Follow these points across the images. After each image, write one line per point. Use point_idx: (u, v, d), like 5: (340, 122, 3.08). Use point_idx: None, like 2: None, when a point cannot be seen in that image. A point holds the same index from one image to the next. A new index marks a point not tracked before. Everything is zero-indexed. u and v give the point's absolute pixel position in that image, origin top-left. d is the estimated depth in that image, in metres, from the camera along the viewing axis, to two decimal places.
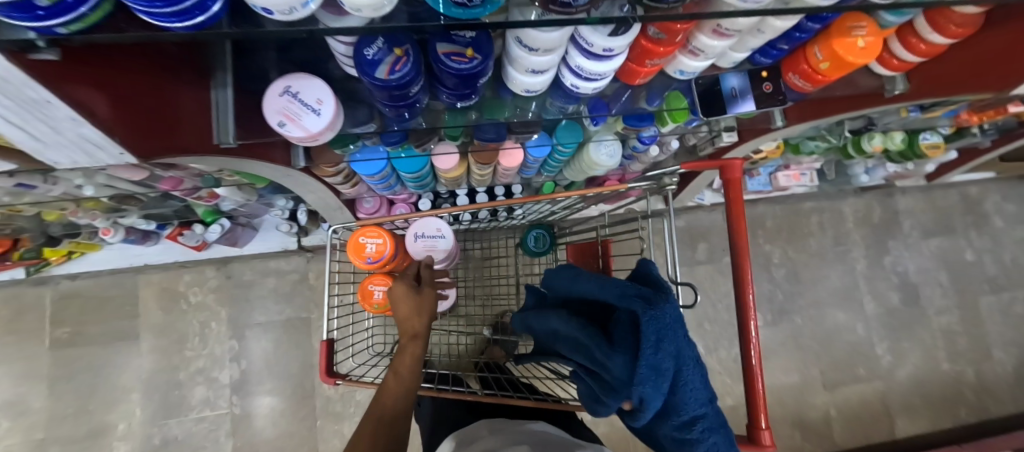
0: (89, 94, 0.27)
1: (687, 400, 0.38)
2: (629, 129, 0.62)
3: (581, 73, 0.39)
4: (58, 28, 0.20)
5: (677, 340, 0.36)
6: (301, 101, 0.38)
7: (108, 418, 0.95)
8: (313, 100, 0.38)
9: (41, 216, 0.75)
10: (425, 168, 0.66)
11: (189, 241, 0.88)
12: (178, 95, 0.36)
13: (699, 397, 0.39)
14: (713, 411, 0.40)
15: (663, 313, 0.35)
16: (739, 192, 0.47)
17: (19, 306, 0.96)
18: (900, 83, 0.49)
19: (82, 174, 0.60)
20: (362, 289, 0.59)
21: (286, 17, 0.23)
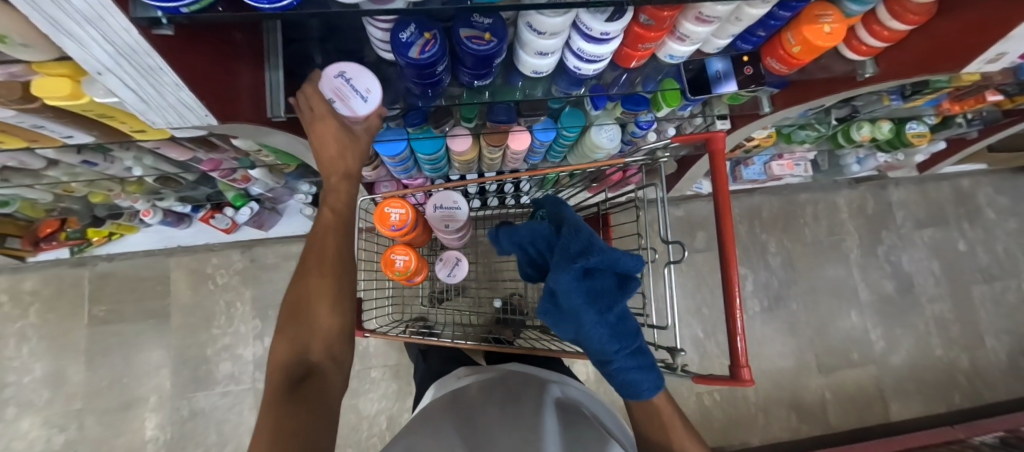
0: (188, 65, 0.33)
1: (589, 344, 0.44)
2: (627, 114, 0.68)
3: (583, 55, 0.45)
4: (182, 9, 0.27)
5: (576, 301, 0.42)
6: (352, 86, 0.44)
7: (139, 391, 1.00)
8: (363, 88, 0.43)
9: (88, 197, 0.83)
10: (441, 151, 0.73)
11: (220, 224, 0.96)
12: (241, 73, 0.42)
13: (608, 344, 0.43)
14: (623, 354, 0.44)
15: (562, 276, 0.41)
16: (724, 162, 0.50)
17: (57, 285, 1.02)
18: (870, 67, 0.55)
19: (134, 154, 0.67)
20: (385, 257, 0.65)
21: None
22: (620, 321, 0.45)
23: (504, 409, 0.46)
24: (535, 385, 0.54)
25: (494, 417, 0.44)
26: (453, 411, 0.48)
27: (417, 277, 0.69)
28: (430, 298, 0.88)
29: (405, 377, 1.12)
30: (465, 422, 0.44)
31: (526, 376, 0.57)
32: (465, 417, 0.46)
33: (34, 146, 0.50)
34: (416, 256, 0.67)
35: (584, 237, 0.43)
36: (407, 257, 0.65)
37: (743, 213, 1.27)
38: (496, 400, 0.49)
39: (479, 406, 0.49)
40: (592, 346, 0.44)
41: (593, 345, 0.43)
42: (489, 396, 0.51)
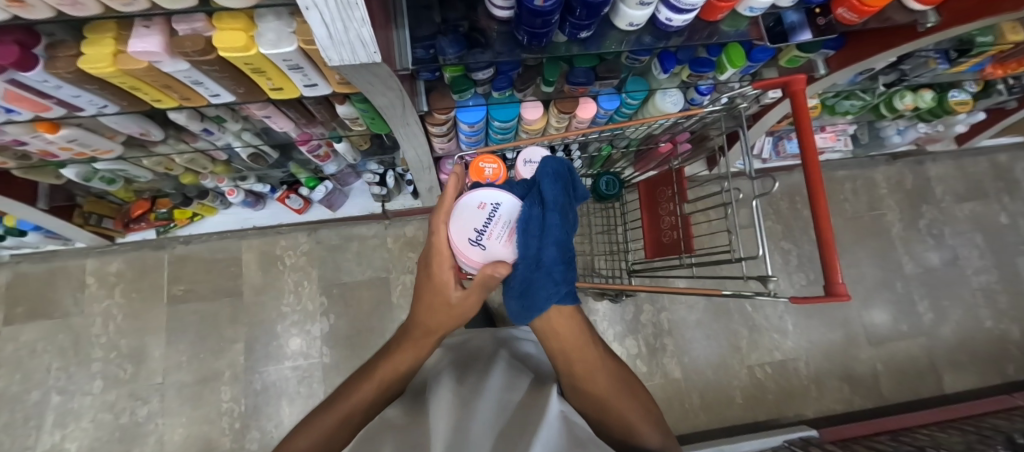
0: None
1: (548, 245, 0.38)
2: (693, 77, 0.73)
3: (678, 5, 0.50)
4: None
5: (557, 208, 0.39)
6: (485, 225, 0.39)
7: (217, 365, 1.07)
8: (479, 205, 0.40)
9: (179, 178, 0.90)
10: (514, 120, 0.78)
11: (293, 204, 1.02)
12: (379, 26, 0.48)
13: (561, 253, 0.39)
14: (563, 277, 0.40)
15: (548, 187, 0.40)
16: (804, 101, 0.55)
17: (142, 267, 1.10)
18: (932, 17, 0.59)
19: (238, 127, 0.73)
20: (474, 165, 0.64)
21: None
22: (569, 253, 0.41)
23: (451, 392, 0.45)
24: (487, 349, 0.61)
25: (451, 370, 0.52)
26: (417, 372, 0.55)
27: None
28: None
29: None
30: (426, 377, 0.52)
31: (486, 342, 0.65)
32: (427, 376, 0.52)
33: (183, 104, 0.57)
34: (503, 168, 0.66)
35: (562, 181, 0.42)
36: (496, 166, 0.64)
37: (783, 189, 1.31)
38: (448, 361, 0.56)
39: (435, 367, 0.55)
40: (540, 257, 0.38)
41: (547, 256, 0.38)
42: (439, 374, 0.51)
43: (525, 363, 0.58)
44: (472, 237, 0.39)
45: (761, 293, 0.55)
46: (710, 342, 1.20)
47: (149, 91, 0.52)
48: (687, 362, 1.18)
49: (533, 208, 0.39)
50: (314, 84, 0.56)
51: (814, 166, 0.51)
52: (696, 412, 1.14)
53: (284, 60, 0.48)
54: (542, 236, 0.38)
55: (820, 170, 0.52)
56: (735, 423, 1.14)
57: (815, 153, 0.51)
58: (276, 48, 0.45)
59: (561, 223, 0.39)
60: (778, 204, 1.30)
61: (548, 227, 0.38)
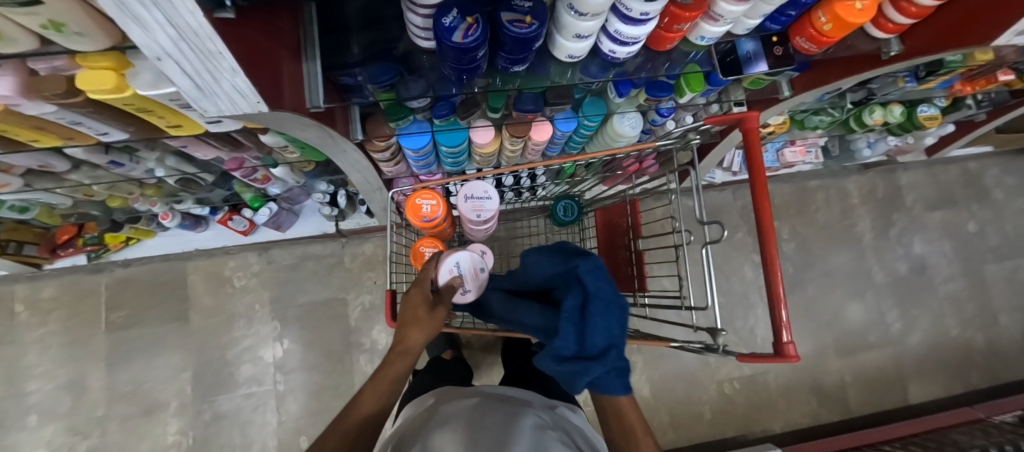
0: (240, 46, 0.33)
1: (594, 330, 0.45)
2: (651, 100, 0.69)
3: (619, 37, 0.46)
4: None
5: (603, 299, 0.46)
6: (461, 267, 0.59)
7: (162, 396, 1.01)
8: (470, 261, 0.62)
9: (105, 202, 0.82)
10: (464, 144, 0.73)
11: (238, 226, 0.96)
12: (286, 63, 0.42)
13: (607, 340, 0.45)
14: (610, 358, 0.45)
15: (597, 279, 0.46)
16: (757, 141, 0.51)
17: (77, 292, 1.03)
18: (895, 45, 0.56)
19: (157, 155, 0.66)
20: (410, 202, 0.60)
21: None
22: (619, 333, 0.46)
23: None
24: (516, 403, 0.58)
25: (487, 419, 0.49)
26: (439, 413, 0.54)
27: None
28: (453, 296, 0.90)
29: None
30: (439, 426, 0.48)
31: (506, 398, 0.59)
32: (440, 424, 0.49)
33: (68, 142, 0.51)
34: (444, 202, 0.62)
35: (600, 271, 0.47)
36: (435, 202, 0.60)
37: None
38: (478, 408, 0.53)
39: (455, 411, 0.52)
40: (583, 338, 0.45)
41: (591, 338, 0.45)
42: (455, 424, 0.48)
43: (559, 429, 0.53)
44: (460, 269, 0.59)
45: (710, 347, 0.51)
46: (680, 358, 1.18)
47: (20, 132, 0.45)
48: (657, 378, 1.17)
49: (573, 299, 0.46)
50: (218, 121, 0.49)
51: (763, 198, 0.48)
52: (665, 429, 1.13)
53: (171, 99, 0.42)
54: (586, 322, 0.45)
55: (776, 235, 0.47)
56: (704, 439, 1.14)
57: (772, 217, 0.47)
58: (155, 88, 0.39)
59: (605, 309, 0.45)
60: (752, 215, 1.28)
61: (592, 317, 0.45)
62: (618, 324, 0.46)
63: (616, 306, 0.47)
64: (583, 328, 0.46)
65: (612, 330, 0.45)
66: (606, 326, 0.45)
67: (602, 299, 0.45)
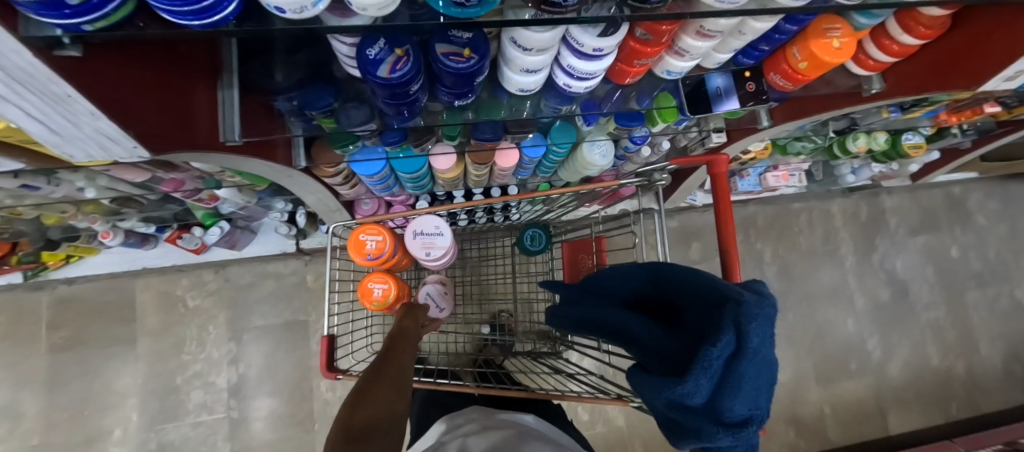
0: (105, 87, 0.28)
1: (739, 398, 0.30)
2: (621, 129, 0.65)
3: (574, 72, 0.41)
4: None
5: (759, 355, 0.31)
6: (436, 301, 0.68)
7: (104, 424, 0.94)
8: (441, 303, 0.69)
9: (38, 221, 0.76)
10: (423, 169, 0.68)
11: (188, 245, 0.90)
12: (191, 93, 0.38)
13: (750, 409, 0.31)
14: (745, 433, 0.31)
15: (761, 324, 0.32)
16: (726, 185, 0.47)
17: (14, 311, 0.96)
18: (876, 83, 0.54)
19: (84, 176, 0.61)
20: (353, 238, 0.55)
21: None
22: (763, 401, 0.32)
23: None
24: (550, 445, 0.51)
25: None
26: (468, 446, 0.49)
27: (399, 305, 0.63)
28: None
29: None
30: None
31: (539, 436, 0.54)
32: None
33: None
34: (392, 236, 0.57)
35: (765, 318, 0.32)
36: (380, 238, 0.55)
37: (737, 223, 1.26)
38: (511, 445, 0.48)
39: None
40: (720, 400, 0.30)
41: (734, 405, 0.30)
42: None
43: None
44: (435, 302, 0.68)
45: None
46: None
47: None
48: (632, 407, 1.13)
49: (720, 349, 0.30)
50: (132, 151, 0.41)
51: (730, 244, 0.45)
52: None
53: None
54: (735, 384, 0.30)
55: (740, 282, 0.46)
56: None
57: (739, 272, 0.45)
58: None
59: (757, 368, 0.31)
60: None
61: (742, 382, 0.30)
62: (763, 392, 0.32)
63: (766, 367, 0.32)
64: (723, 389, 0.30)
65: (754, 398, 0.31)
66: (753, 391, 0.31)
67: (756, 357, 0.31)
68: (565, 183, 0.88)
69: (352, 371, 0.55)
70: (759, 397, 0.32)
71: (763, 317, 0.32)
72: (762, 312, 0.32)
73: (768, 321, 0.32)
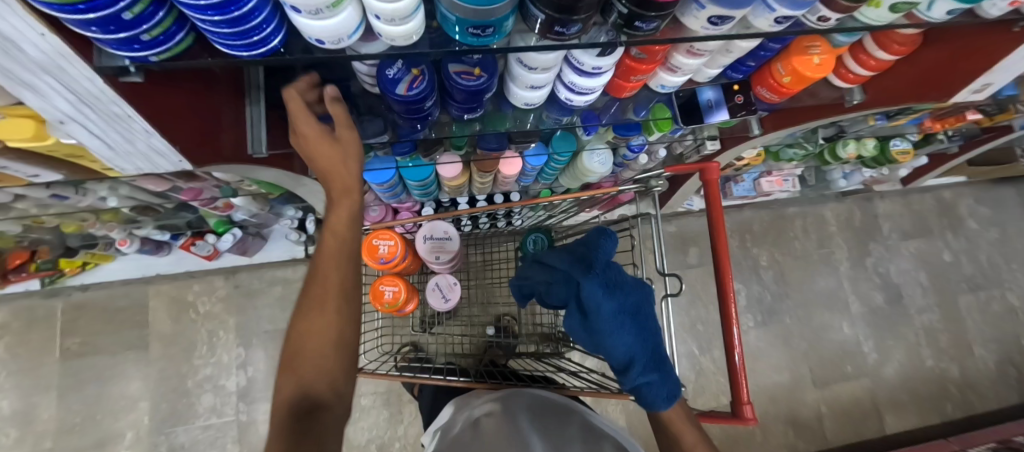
0: (159, 110, 0.32)
1: (613, 346, 0.46)
2: (619, 138, 0.68)
3: (574, 88, 0.45)
4: (124, 13, 0.22)
5: (614, 303, 0.46)
6: (445, 292, 0.71)
7: (116, 427, 0.96)
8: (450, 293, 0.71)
9: (59, 229, 0.79)
10: (430, 177, 0.72)
11: (202, 251, 0.93)
12: (226, 111, 0.42)
13: (627, 353, 0.46)
14: (632, 370, 0.46)
15: (594, 279, 0.46)
16: (718, 194, 0.50)
17: (29, 318, 0.98)
18: (858, 94, 0.56)
19: (108, 186, 0.63)
20: (367, 243, 0.58)
21: (314, 17, 0.24)
22: (643, 334, 0.47)
23: None
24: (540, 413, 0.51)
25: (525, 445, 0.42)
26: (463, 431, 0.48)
27: (409, 307, 0.66)
28: (421, 323, 0.87)
29: (396, 403, 1.05)
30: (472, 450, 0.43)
31: (527, 401, 0.54)
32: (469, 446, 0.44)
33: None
34: (403, 241, 0.60)
35: (603, 278, 0.47)
36: (392, 243, 0.59)
37: (733, 227, 1.29)
38: (507, 416, 0.50)
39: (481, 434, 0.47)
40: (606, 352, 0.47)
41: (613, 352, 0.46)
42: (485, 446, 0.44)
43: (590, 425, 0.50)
44: (444, 293, 0.70)
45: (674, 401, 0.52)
46: None
47: None
48: (632, 408, 1.15)
49: (574, 320, 0.49)
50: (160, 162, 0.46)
51: (721, 236, 0.48)
52: None
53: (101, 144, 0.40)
54: (601, 339, 0.47)
55: (734, 286, 0.48)
56: None
57: (731, 274, 0.47)
58: None
59: (613, 317, 0.45)
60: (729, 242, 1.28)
61: (604, 333, 0.46)
62: (637, 337, 0.46)
63: (626, 311, 0.46)
64: (602, 343, 0.47)
65: (631, 342, 0.46)
66: (623, 340, 0.46)
67: (613, 307, 0.46)
68: (566, 189, 0.92)
69: (367, 369, 0.57)
70: (631, 338, 0.46)
71: (604, 282, 0.46)
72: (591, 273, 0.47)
73: (602, 279, 0.46)
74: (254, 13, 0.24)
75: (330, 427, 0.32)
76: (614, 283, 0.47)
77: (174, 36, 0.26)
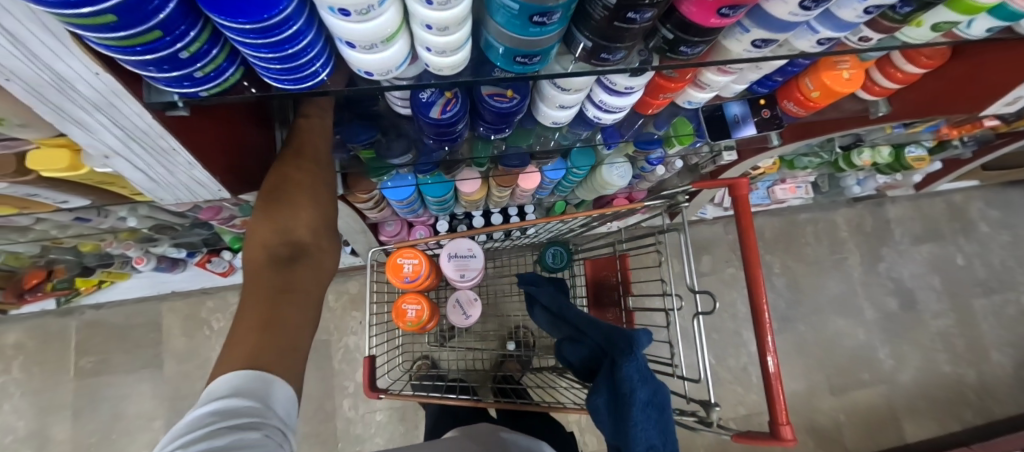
0: (203, 142, 0.33)
1: (638, 437, 0.43)
2: (639, 152, 0.68)
3: (603, 106, 0.44)
4: (180, 52, 0.22)
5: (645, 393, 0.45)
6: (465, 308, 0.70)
7: (130, 447, 0.95)
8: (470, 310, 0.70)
9: (76, 249, 0.79)
10: (449, 193, 0.71)
11: (217, 267, 0.94)
12: (256, 139, 0.43)
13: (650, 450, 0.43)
14: None
15: (635, 362, 0.45)
16: (747, 208, 0.50)
17: (44, 337, 0.98)
18: (883, 107, 0.56)
19: (127, 207, 0.63)
20: (392, 262, 0.58)
21: (367, 52, 0.25)
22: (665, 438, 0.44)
23: None
24: None
25: None
26: None
27: (431, 324, 0.65)
28: (435, 338, 0.86)
29: (412, 418, 1.04)
30: None
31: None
32: None
33: (26, 210, 0.48)
34: (426, 258, 0.60)
35: (642, 369, 0.46)
36: (416, 261, 0.58)
37: None
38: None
39: None
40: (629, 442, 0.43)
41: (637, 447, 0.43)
42: None
43: None
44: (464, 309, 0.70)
45: (705, 422, 0.51)
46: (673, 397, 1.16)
47: None
48: None
49: (602, 399, 0.48)
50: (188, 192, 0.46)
51: (751, 246, 0.48)
52: None
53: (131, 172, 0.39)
54: (625, 426, 0.44)
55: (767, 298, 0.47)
56: None
57: (764, 291, 0.46)
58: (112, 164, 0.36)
59: (642, 407, 0.44)
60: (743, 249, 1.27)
61: (631, 420, 0.43)
62: (660, 437, 0.44)
63: (654, 407, 0.45)
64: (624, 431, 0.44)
65: (654, 439, 0.43)
66: (648, 434, 0.43)
67: (644, 402, 0.44)
68: (580, 201, 0.92)
69: (392, 389, 0.57)
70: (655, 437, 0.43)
71: (643, 372, 0.46)
72: (635, 357, 0.46)
73: (641, 367, 0.46)
74: (304, 51, 0.25)
75: (306, 274, 0.41)
76: (650, 375, 0.46)
77: (223, 73, 0.26)
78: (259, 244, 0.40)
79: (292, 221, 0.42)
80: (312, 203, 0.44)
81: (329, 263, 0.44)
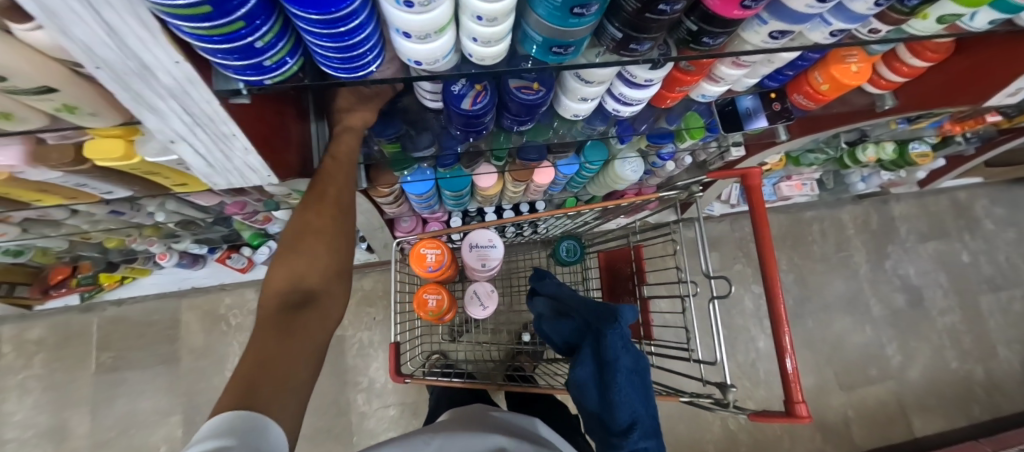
0: (256, 130, 0.35)
1: (620, 404, 0.47)
2: (651, 146, 0.70)
3: (622, 99, 0.47)
4: (256, 42, 0.24)
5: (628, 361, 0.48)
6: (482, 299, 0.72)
7: (148, 442, 0.97)
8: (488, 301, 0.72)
9: (102, 244, 0.81)
10: (466, 188, 0.73)
11: (236, 264, 0.96)
12: (296, 130, 0.45)
13: (631, 414, 0.47)
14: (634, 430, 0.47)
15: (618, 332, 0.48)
16: (760, 196, 0.52)
17: (66, 333, 1.00)
18: (889, 100, 0.59)
19: (158, 202, 0.65)
20: (415, 252, 0.60)
21: (420, 41, 0.27)
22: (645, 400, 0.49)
23: None
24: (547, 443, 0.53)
25: None
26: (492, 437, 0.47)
27: (449, 314, 0.67)
28: (450, 331, 0.88)
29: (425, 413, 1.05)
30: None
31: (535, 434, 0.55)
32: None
33: (70, 200, 0.51)
34: (448, 249, 0.62)
35: (624, 340, 0.49)
36: (439, 251, 0.60)
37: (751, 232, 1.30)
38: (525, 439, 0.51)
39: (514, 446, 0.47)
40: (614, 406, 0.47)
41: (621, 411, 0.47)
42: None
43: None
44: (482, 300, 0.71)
45: (721, 402, 0.52)
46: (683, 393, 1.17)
47: (24, 194, 0.45)
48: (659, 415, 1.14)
49: (586, 370, 0.50)
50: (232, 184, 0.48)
51: (764, 229, 0.50)
52: None
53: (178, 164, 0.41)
54: (609, 395, 0.48)
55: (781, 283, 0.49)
56: None
57: (778, 275, 0.48)
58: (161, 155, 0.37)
59: (626, 375, 0.48)
60: (749, 246, 1.28)
61: (615, 385, 0.47)
62: (642, 401, 0.49)
63: (635, 374, 0.49)
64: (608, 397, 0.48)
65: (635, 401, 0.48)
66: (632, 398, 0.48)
67: (629, 370, 0.48)
68: (591, 197, 0.94)
69: (416, 374, 0.59)
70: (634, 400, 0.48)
71: (624, 342, 0.49)
72: (618, 330, 0.49)
73: (623, 338, 0.49)
74: (361, 42, 0.27)
75: (312, 321, 0.39)
76: (631, 345, 0.50)
77: (284, 65, 0.28)
78: (275, 288, 0.40)
79: (308, 265, 0.42)
80: (328, 244, 0.44)
81: (337, 312, 0.43)
